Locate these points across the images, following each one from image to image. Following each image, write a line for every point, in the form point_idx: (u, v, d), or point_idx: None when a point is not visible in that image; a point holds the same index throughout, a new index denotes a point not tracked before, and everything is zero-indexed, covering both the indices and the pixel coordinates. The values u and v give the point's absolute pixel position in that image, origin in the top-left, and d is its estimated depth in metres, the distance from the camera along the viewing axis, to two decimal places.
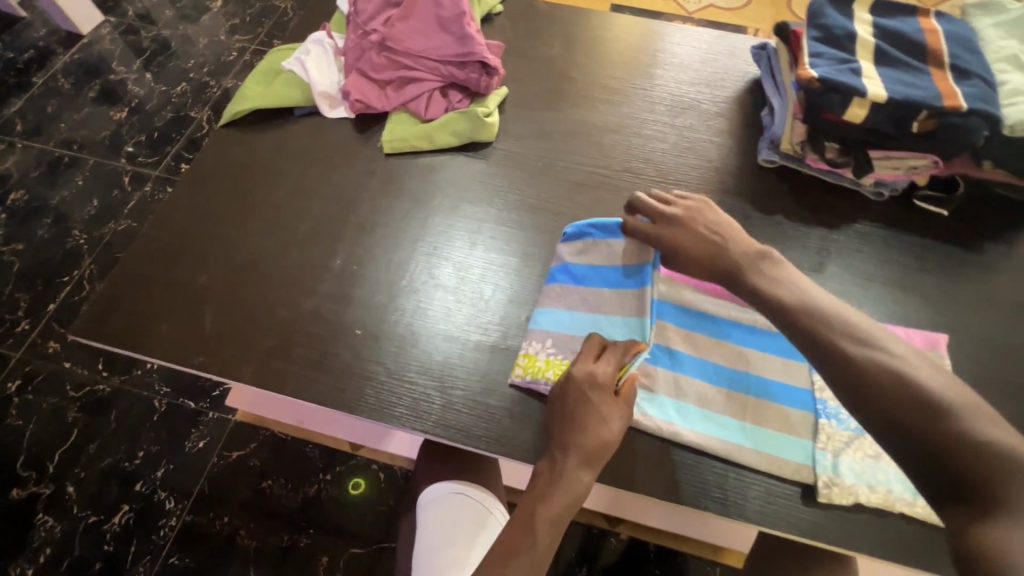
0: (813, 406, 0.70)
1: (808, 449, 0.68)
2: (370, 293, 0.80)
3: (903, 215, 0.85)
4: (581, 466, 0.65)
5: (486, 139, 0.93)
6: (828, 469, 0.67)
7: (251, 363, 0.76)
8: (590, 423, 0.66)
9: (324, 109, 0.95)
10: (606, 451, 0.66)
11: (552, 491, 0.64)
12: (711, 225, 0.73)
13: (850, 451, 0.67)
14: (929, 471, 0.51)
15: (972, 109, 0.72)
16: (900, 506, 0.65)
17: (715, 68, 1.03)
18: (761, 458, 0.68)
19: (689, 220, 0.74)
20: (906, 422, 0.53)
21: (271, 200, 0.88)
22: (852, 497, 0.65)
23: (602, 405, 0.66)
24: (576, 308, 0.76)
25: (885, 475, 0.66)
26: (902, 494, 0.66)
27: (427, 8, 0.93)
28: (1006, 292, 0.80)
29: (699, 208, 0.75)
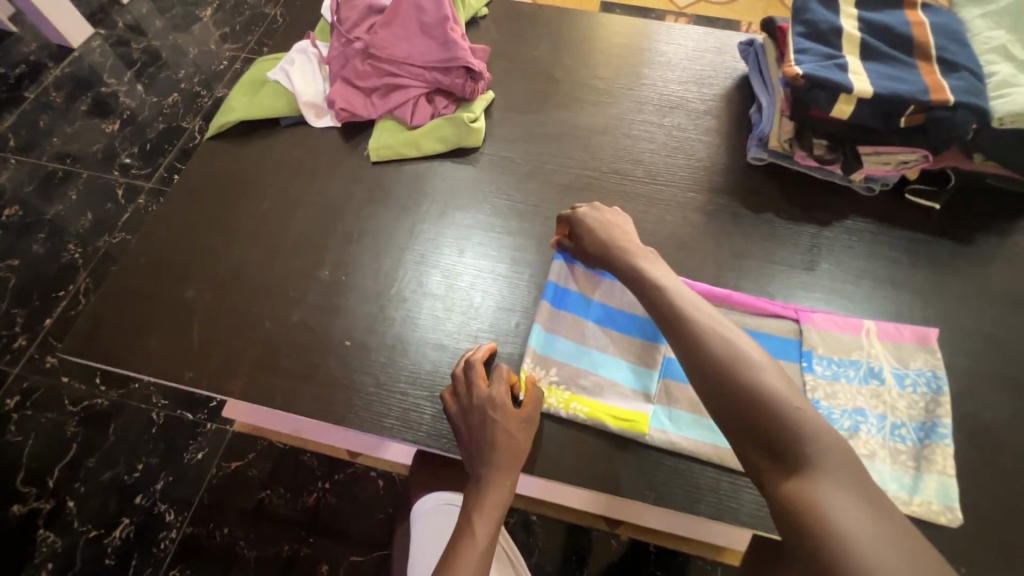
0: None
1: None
2: (359, 303, 0.80)
3: (894, 209, 0.84)
4: (506, 471, 0.66)
5: (474, 145, 0.93)
6: None
7: (240, 377, 0.75)
8: (496, 432, 0.67)
9: (310, 118, 0.95)
10: (522, 455, 0.67)
11: (482, 507, 0.64)
12: (617, 228, 0.77)
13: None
14: (754, 443, 0.56)
15: (960, 102, 0.71)
16: (897, 505, 0.66)
17: (702, 65, 1.02)
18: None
19: (596, 222, 0.78)
20: (742, 402, 0.58)
21: (258, 212, 0.88)
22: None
23: (504, 420, 0.67)
24: (581, 338, 0.75)
25: (879, 476, 0.67)
26: (898, 494, 0.66)
27: (410, 13, 0.92)
28: (1000, 285, 0.79)
29: (604, 209, 0.79)
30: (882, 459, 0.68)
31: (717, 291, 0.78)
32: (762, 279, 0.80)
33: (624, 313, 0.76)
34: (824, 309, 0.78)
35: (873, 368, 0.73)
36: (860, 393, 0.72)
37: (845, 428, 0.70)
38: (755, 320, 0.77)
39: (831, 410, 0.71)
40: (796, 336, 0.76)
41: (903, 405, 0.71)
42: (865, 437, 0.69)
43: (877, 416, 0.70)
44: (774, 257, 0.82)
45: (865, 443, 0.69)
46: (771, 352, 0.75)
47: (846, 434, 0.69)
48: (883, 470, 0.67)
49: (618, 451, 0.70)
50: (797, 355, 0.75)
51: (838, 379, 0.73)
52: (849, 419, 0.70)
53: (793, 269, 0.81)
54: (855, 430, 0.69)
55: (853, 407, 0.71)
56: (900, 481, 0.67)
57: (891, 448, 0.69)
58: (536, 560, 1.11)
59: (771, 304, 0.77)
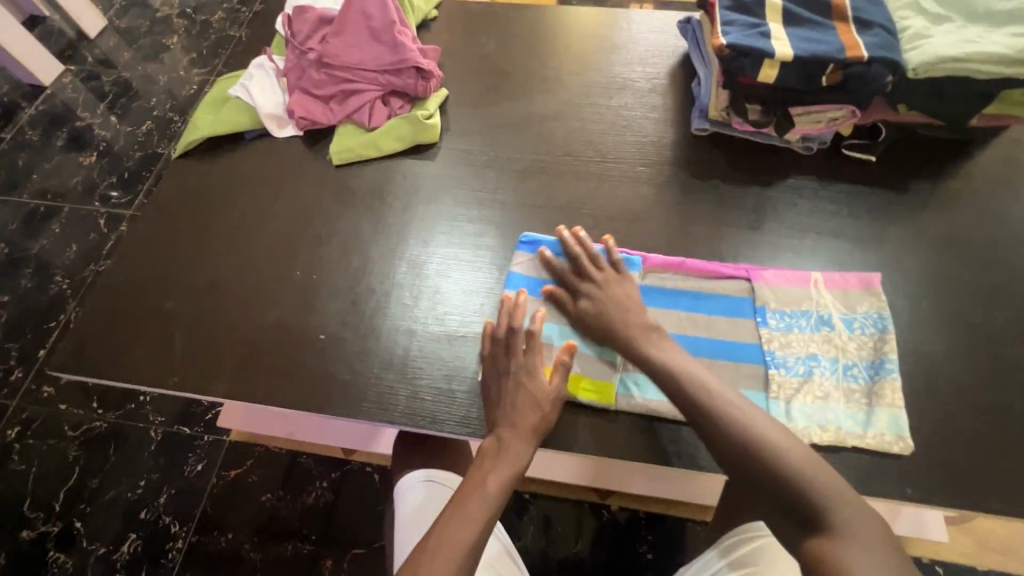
0: (762, 358, 0.74)
1: (762, 400, 0.72)
2: (331, 298, 0.84)
3: (832, 165, 0.89)
4: (519, 437, 0.69)
5: (430, 141, 0.97)
6: (781, 415, 0.70)
7: (223, 378, 0.79)
8: (518, 399, 0.71)
9: (272, 129, 0.98)
10: (543, 424, 0.71)
11: (495, 468, 0.69)
12: (620, 301, 0.75)
13: (801, 396, 0.71)
14: (778, 507, 0.60)
15: (874, 57, 0.77)
16: (851, 440, 0.68)
17: (645, 46, 1.07)
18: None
19: (601, 292, 0.76)
20: (761, 471, 0.61)
21: (229, 222, 0.92)
22: (806, 440, 0.68)
23: (526, 389, 0.71)
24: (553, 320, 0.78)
25: (833, 415, 0.70)
26: (853, 429, 0.69)
27: (358, 21, 0.96)
28: (936, 227, 0.83)
29: (612, 279, 0.77)
30: (836, 399, 0.71)
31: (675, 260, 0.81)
32: (712, 241, 0.84)
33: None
34: (775, 266, 0.81)
35: (824, 316, 0.76)
36: (812, 340, 0.74)
37: (800, 373, 0.72)
38: (708, 282, 0.80)
39: (786, 358, 0.73)
40: (749, 293, 0.78)
41: (854, 347, 0.74)
42: (819, 379, 0.71)
43: (829, 359, 0.73)
44: (723, 219, 0.86)
45: (819, 385, 0.71)
46: (725, 311, 0.78)
47: (801, 379, 0.72)
48: (838, 409, 0.70)
49: (585, 415, 0.74)
50: (751, 311, 0.77)
51: (791, 330, 0.75)
52: (803, 365, 0.73)
53: (741, 230, 0.85)
54: (810, 374, 0.72)
55: (807, 353, 0.73)
56: (855, 419, 0.69)
57: (844, 388, 0.71)
58: (531, 537, 1.14)
59: (723, 266, 0.80)
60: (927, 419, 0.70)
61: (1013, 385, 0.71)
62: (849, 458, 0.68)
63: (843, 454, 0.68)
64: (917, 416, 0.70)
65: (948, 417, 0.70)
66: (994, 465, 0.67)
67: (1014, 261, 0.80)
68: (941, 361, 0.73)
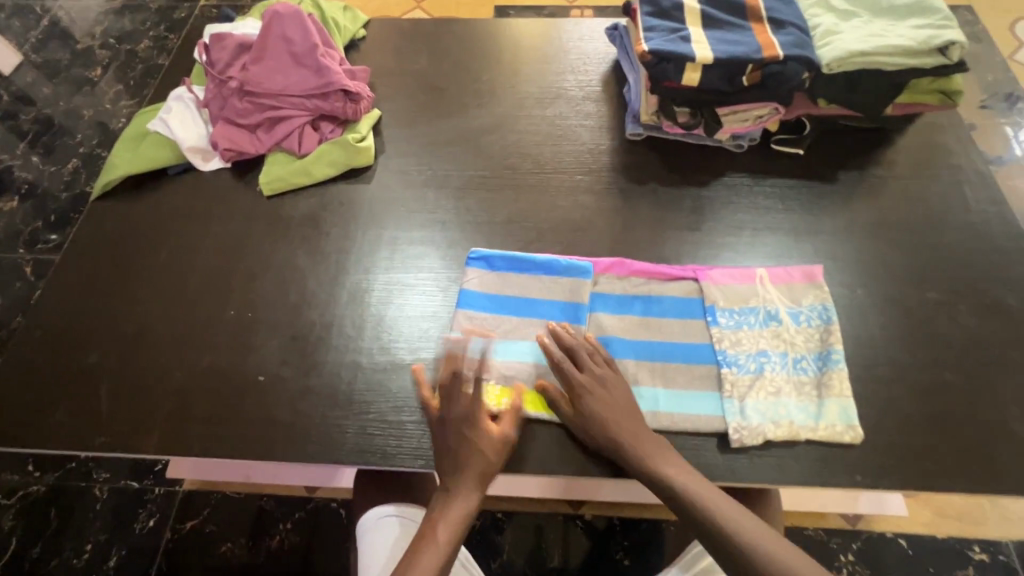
0: (714, 358, 0.74)
1: (717, 401, 0.71)
2: (268, 336, 0.80)
3: (763, 160, 0.91)
4: (471, 482, 0.68)
5: (366, 164, 0.94)
6: (736, 414, 0.70)
7: (156, 433, 0.74)
8: (470, 444, 0.68)
9: (197, 163, 0.94)
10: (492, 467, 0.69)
11: (447, 513, 0.67)
12: (619, 404, 0.69)
13: (753, 393, 0.71)
14: None
15: (789, 56, 0.79)
16: (803, 432, 0.69)
17: (576, 54, 1.07)
18: (678, 420, 0.71)
19: (597, 394, 0.70)
20: (736, 557, 0.60)
21: (155, 265, 0.87)
22: (761, 437, 0.69)
23: (477, 431, 0.69)
24: (504, 335, 0.76)
25: (786, 410, 0.70)
26: (805, 423, 0.69)
27: (279, 46, 0.93)
28: (866, 214, 0.86)
29: (610, 380, 0.71)
30: (787, 394, 0.71)
31: (622, 266, 0.80)
32: (655, 244, 0.85)
33: (542, 301, 0.79)
34: (720, 265, 0.82)
35: (770, 311, 0.76)
36: (761, 336, 0.75)
37: (751, 370, 0.72)
38: (658, 284, 0.79)
39: (737, 356, 0.73)
40: (698, 294, 0.79)
41: (801, 339, 0.75)
42: (770, 375, 0.71)
43: (779, 353, 0.73)
44: (663, 222, 0.87)
45: (771, 381, 0.72)
46: (676, 313, 0.77)
47: (752, 376, 0.72)
48: (789, 403, 0.70)
49: (541, 433, 0.72)
50: (701, 311, 0.77)
51: (741, 327, 0.75)
52: (754, 361, 0.73)
53: (682, 231, 0.86)
54: (761, 370, 0.72)
55: (757, 350, 0.74)
56: (806, 411, 0.70)
57: (795, 381, 0.72)
58: (507, 557, 1.12)
59: (670, 268, 0.81)
60: (872, 403, 0.71)
61: (947, 362, 0.74)
62: (802, 451, 0.69)
63: (795, 447, 0.69)
64: (862, 402, 0.71)
65: (890, 400, 0.71)
66: (938, 443, 0.69)
67: (940, 242, 0.83)
68: (880, 344, 0.75)
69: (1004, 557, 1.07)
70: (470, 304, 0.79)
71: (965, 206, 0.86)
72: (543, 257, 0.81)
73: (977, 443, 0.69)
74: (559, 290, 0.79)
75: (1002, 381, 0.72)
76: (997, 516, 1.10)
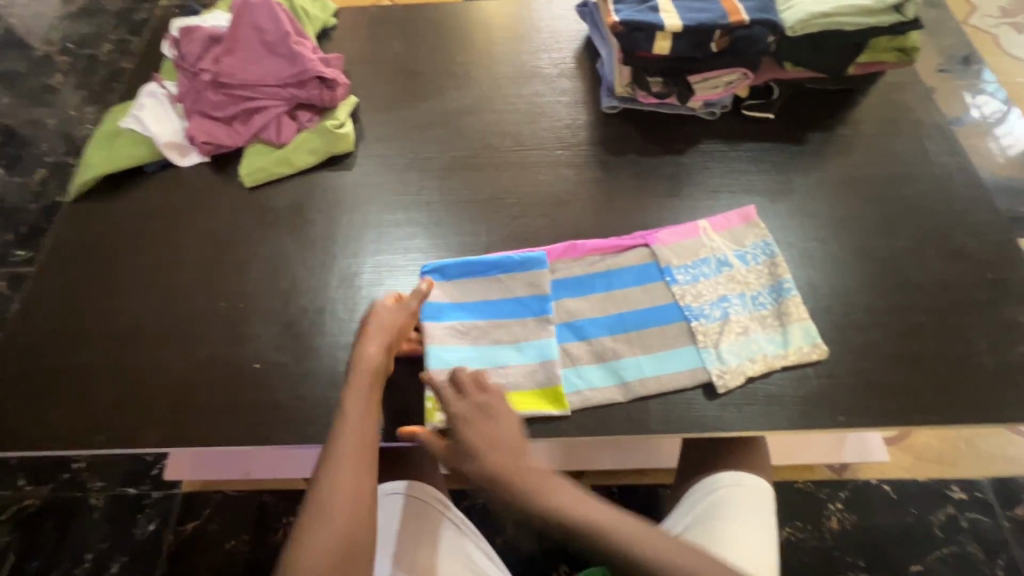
0: (682, 314, 0.76)
1: (695, 353, 0.74)
2: (261, 324, 0.80)
3: (735, 125, 0.93)
4: (365, 343, 0.71)
5: (346, 150, 0.95)
6: (715, 362, 0.72)
7: (155, 426, 0.74)
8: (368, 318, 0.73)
9: (175, 159, 0.93)
10: (389, 330, 0.72)
11: (351, 383, 0.68)
12: (496, 432, 0.64)
13: (725, 337, 0.74)
14: None
15: (754, 20, 0.82)
16: (776, 362, 0.73)
17: (547, 33, 1.09)
18: (665, 380, 0.73)
19: (472, 425, 0.64)
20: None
21: (140, 262, 0.86)
22: (742, 375, 0.72)
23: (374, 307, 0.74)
24: (481, 343, 0.75)
25: (757, 345, 0.74)
26: (776, 352, 0.73)
27: (250, 36, 0.92)
28: (835, 172, 0.89)
29: (484, 408, 0.65)
30: (755, 330, 0.75)
31: (574, 253, 0.81)
32: (637, 212, 0.87)
33: (505, 300, 0.78)
34: (665, 226, 0.84)
35: (721, 258, 0.79)
36: (719, 283, 0.78)
37: (717, 317, 0.75)
38: (613, 258, 0.81)
39: (701, 307, 0.76)
40: (652, 258, 0.80)
41: (753, 278, 0.78)
42: (735, 317, 0.75)
43: (737, 296, 0.77)
44: (643, 191, 0.89)
45: (737, 322, 0.75)
46: (636, 281, 0.79)
47: (720, 322, 0.75)
48: (759, 338, 0.74)
49: None
50: (659, 274, 0.79)
51: (698, 279, 0.78)
52: (718, 308, 0.76)
53: (661, 198, 0.88)
54: (726, 315, 0.75)
55: (718, 297, 0.77)
56: (774, 341, 0.74)
57: (758, 317, 0.76)
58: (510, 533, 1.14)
59: (620, 240, 0.82)
60: (851, 348, 0.75)
61: (918, 305, 0.77)
62: (788, 397, 0.72)
63: (781, 395, 0.72)
64: (841, 348, 0.75)
65: (868, 344, 0.75)
66: (913, 381, 0.72)
67: (906, 194, 0.87)
68: (855, 294, 0.78)
69: (981, 495, 1.13)
70: (441, 317, 0.76)
71: (927, 159, 0.90)
72: (494, 258, 0.79)
73: (948, 378, 0.72)
74: (518, 285, 0.78)
75: (968, 320, 0.76)
76: (972, 456, 1.16)
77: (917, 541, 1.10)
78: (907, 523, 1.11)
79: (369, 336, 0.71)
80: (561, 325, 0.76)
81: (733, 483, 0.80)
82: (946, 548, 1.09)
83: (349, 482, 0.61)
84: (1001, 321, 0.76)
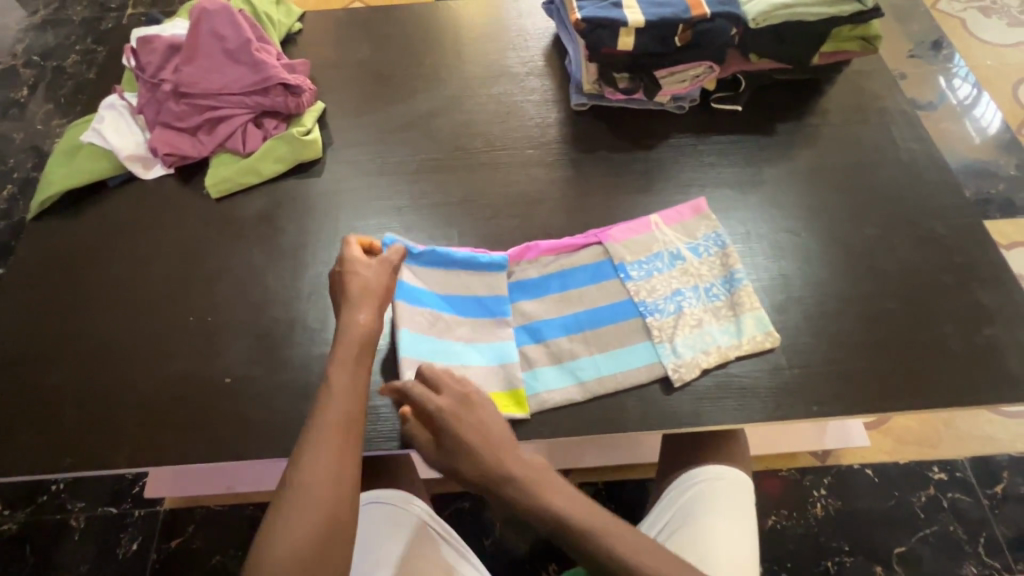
0: (636, 309, 0.76)
1: (650, 348, 0.74)
2: (231, 338, 0.79)
3: (705, 118, 0.93)
4: (354, 311, 0.69)
5: (314, 157, 0.93)
6: (670, 356, 0.73)
7: (124, 446, 0.73)
8: (343, 279, 0.72)
9: (139, 172, 0.91)
10: (373, 294, 0.70)
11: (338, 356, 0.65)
12: (484, 426, 0.64)
13: (679, 331, 0.74)
14: None
15: (716, 13, 0.83)
16: (730, 353, 0.73)
17: (515, 32, 1.08)
18: (621, 378, 0.72)
19: (456, 419, 0.64)
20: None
21: (104, 279, 0.85)
22: (697, 368, 0.72)
23: (348, 266, 0.72)
24: (446, 337, 0.75)
25: (711, 337, 0.74)
26: (730, 343, 0.73)
27: (210, 44, 0.91)
28: (804, 161, 0.90)
29: (472, 403, 0.65)
30: (708, 322, 0.75)
31: (538, 250, 0.80)
32: (609, 209, 0.87)
33: (465, 298, 0.77)
34: (617, 223, 0.84)
35: (673, 252, 0.79)
36: (672, 277, 0.78)
37: (670, 312, 0.75)
38: (567, 257, 0.80)
39: (655, 302, 0.76)
40: (606, 255, 0.80)
41: (706, 270, 0.78)
42: (688, 311, 0.75)
43: (691, 289, 0.77)
44: (615, 187, 0.88)
45: (691, 316, 0.75)
46: (590, 279, 0.79)
47: (674, 316, 0.75)
48: (712, 330, 0.74)
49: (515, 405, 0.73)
50: (612, 270, 0.79)
51: (652, 275, 0.78)
52: (671, 303, 0.76)
53: (633, 194, 0.88)
54: (680, 309, 0.75)
55: (672, 291, 0.77)
56: (728, 332, 0.74)
57: (711, 309, 0.76)
58: (499, 533, 1.12)
59: (573, 238, 0.81)
60: (823, 337, 0.75)
61: (888, 292, 0.78)
62: (763, 389, 0.72)
63: (754, 388, 0.72)
64: (813, 338, 0.75)
65: (840, 332, 0.75)
66: (885, 367, 0.73)
67: (874, 180, 0.87)
68: (826, 283, 0.79)
69: (960, 474, 1.15)
70: (411, 300, 0.75)
71: (894, 146, 0.91)
72: (461, 252, 0.78)
73: (920, 363, 0.73)
74: (480, 285, 0.78)
75: (937, 304, 0.77)
76: (951, 437, 1.18)
77: (899, 523, 1.11)
78: (891, 506, 1.13)
79: (357, 303, 0.69)
80: (519, 328, 0.76)
81: (712, 477, 0.80)
82: (928, 528, 1.11)
83: (334, 456, 0.58)
84: (970, 304, 0.77)
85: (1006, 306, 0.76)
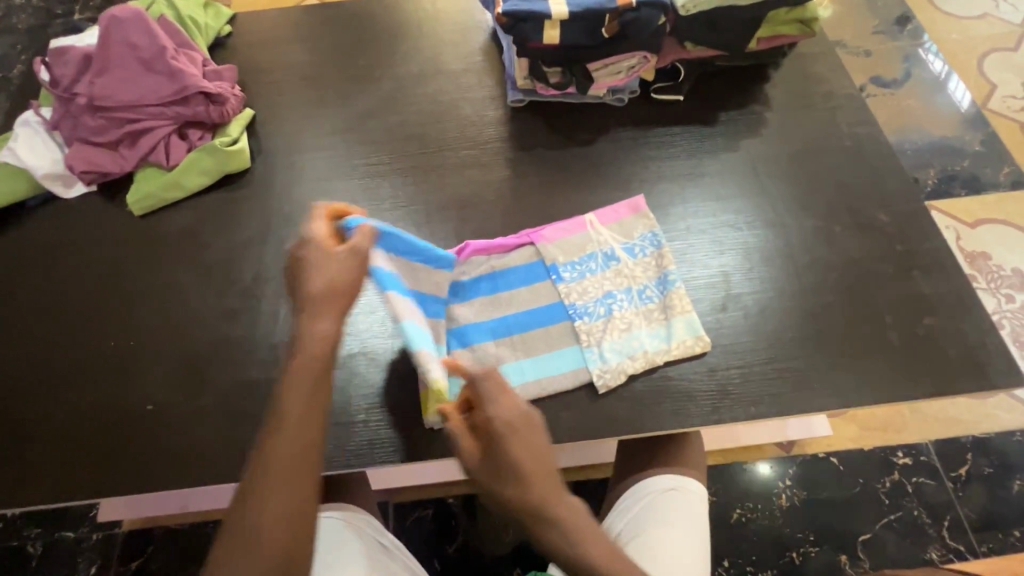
0: (566, 312, 0.74)
1: (578, 353, 0.71)
2: (154, 362, 0.76)
3: (645, 110, 0.91)
4: (318, 317, 0.56)
5: (241, 167, 0.90)
6: (597, 361, 0.71)
7: (44, 480, 0.70)
8: (308, 268, 0.58)
9: (58, 190, 0.88)
10: (343, 295, 0.57)
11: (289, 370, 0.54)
12: (532, 455, 0.52)
13: (608, 335, 0.72)
14: None
15: (641, 2, 0.80)
16: (658, 358, 0.71)
17: (453, 27, 1.04)
18: (546, 385, 0.70)
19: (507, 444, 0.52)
20: None
21: (24, 305, 0.81)
22: (623, 374, 0.70)
23: (313, 250, 0.59)
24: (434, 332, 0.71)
25: (639, 341, 0.72)
26: (658, 347, 0.71)
27: (124, 53, 0.87)
28: (746, 151, 0.87)
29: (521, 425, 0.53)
30: (638, 325, 0.73)
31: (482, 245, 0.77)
32: (548, 209, 0.84)
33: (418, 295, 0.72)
34: (551, 223, 0.81)
35: (607, 253, 0.77)
36: (605, 278, 0.76)
37: (600, 315, 0.73)
38: (498, 259, 0.78)
39: (586, 306, 0.74)
40: (537, 257, 0.77)
41: (640, 271, 0.76)
42: (618, 314, 0.73)
43: (623, 291, 0.75)
44: (554, 185, 0.86)
45: (621, 319, 0.73)
46: (522, 282, 0.76)
47: (603, 320, 0.73)
48: (641, 334, 0.72)
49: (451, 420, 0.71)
50: (544, 273, 0.76)
51: (584, 277, 0.76)
52: (601, 306, 0.74)
53: (573, 191, 0.85)
54: (610, 312, 0.73)
55: (603, 293, 0.75)
56: (656, 335, 0.72)
57: (642, 312, 0.74)
58: (462, 540, 1.11)
59: (505, 239, 0.78)
60: (762, 334, 0.73)
61: (829, 285, 0.76)
62: (700, 390, 0.70)
63: (692, 391, 0.70)
64: (752, 337, 0.73)
65: (781, 329, 0.73)
66: (825, 363, 0.71)
67: (819, 168, 0.85)
68: (767, 277, 0.77)
69: (925, 458, 1.14)
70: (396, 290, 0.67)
71: (839, 131, 0.88)
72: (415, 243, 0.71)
73: (861, 358, 0.71)
74: (427, 282, 0.73)
75: (879, 296, 0.75)
76: (916, 421, 1.17)
77: (864, 511, 1.11)
78: (855, 494, 1.12)
79: (316, 311, 0.56)
80: (450, 331, 0.74)
81: (671, 486, 0.78)
82: (892, 514, 1.10)
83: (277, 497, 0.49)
84: (911, 294, 0.75)
85: (947, 295, 0.75)
